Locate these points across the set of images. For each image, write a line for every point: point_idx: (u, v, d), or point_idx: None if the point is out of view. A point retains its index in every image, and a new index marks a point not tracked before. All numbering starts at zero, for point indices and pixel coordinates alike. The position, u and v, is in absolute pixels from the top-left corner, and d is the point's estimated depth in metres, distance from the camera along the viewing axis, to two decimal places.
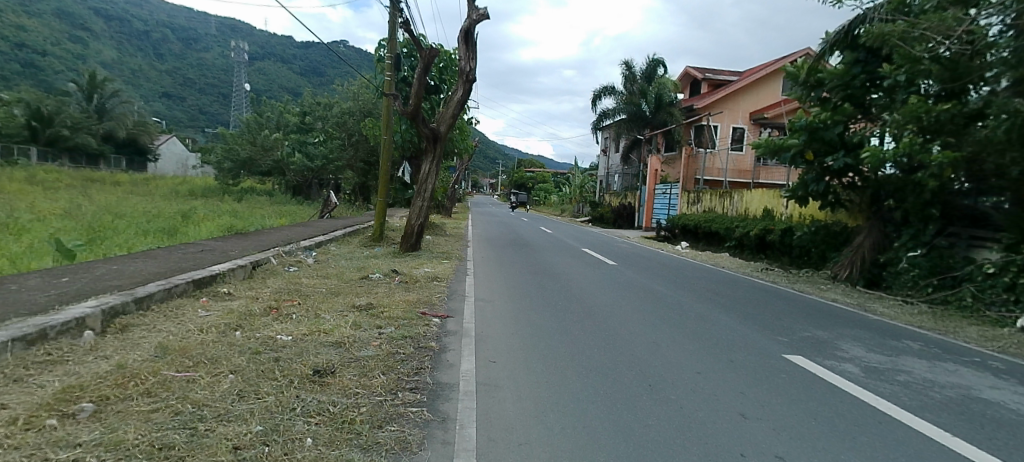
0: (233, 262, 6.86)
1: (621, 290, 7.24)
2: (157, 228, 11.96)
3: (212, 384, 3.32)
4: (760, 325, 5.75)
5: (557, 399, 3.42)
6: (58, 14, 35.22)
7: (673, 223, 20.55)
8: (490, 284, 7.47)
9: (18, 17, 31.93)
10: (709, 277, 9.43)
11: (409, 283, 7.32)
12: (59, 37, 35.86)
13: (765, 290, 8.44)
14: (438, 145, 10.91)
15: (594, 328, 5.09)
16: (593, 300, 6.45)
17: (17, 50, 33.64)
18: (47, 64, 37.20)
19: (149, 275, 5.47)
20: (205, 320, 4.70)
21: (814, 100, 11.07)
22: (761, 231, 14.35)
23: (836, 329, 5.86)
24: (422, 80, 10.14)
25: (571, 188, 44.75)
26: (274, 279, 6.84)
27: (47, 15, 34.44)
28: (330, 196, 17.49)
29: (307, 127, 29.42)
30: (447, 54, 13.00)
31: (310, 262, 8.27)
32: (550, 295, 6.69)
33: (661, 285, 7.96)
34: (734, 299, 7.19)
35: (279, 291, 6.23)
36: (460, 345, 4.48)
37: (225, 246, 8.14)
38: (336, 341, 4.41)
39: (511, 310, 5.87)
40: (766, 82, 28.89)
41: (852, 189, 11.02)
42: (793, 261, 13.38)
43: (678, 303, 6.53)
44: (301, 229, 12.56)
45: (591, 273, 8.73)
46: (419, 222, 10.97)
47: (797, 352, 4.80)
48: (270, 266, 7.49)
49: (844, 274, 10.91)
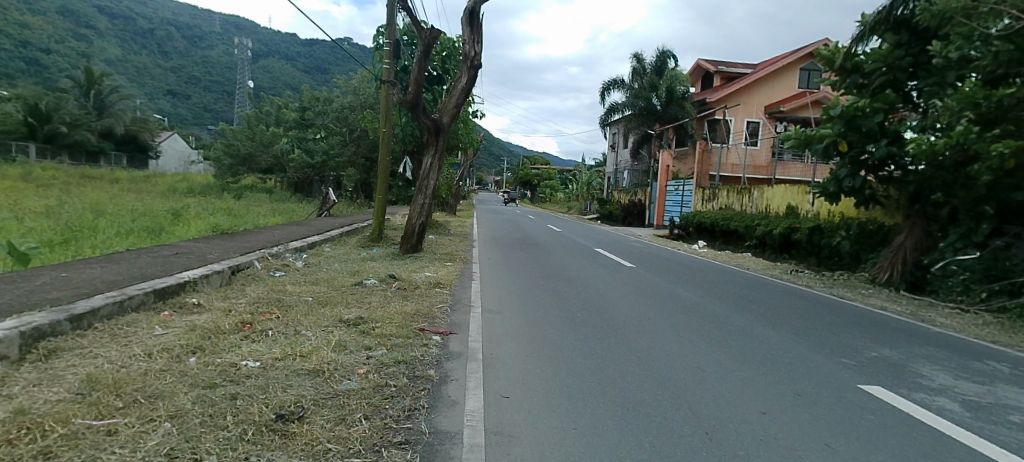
0: (208, 267, 6.07)
1: (647, 299, 6.48)
2: (141, 227, 11.22)
3: (137, 437, 2.44)
4: (816, 342, 4.92)
5: (589, 453, 2.59)
6: (63, 14, 35.84)
7: (687, 221, 19.72)
8: (501, 291, 6.71)
9: (22, 15, 31.52)
10: (737, 281, 8.62)
11: (406, 290, 6.51)
12: (64, 36, 35.95)
13: (804, 297, 7.61)
14: (441, 138, 10.06)
15: (623, 350, 4.30)
16: (618, 312, 5.67)
17: (23, 50, 33.56)
18: (52, 62, 36.89)
19: (98, 284, 4.67)
20: (157, 340, 3.87)
21: (850, 87, 10.32)
22: (785, 229, 13.51)
23: (904, 348, 5.00)
24: (423, 66, 9.29)
25: (579, 185, 43.97)
26: (254, 287, 6.05)
27: (52, 13, 34.64)
28: (329, 195, 16.76)
29: (307, 122, 28.72)
30: (449, 41, 12.19)
31: (299, 265, 7.48)
32: (568, 306, 5.88)
33: (690, 292, 7.15)
34: (773, 309, 6.38)
35: (257, 301, 5.41)
36: (465, 373, 3.67)
37: (205, 247, 7.37)
38: (311, 368, 3.57)
39: (523, 323, 5.11)
40: (781, 74, 27.88)
41: (889, 183, 10.31)
42: (821, 261, 12.54)
43: (713, 315, 5.74)
44: (296, 229, 11.79)
45: (609, 278, 7.93)
46: (420, 221, 10.11)
47: (872, 380, 3.95)
48: (252, 271, 6.71)
49: (883, 276, 10.12)
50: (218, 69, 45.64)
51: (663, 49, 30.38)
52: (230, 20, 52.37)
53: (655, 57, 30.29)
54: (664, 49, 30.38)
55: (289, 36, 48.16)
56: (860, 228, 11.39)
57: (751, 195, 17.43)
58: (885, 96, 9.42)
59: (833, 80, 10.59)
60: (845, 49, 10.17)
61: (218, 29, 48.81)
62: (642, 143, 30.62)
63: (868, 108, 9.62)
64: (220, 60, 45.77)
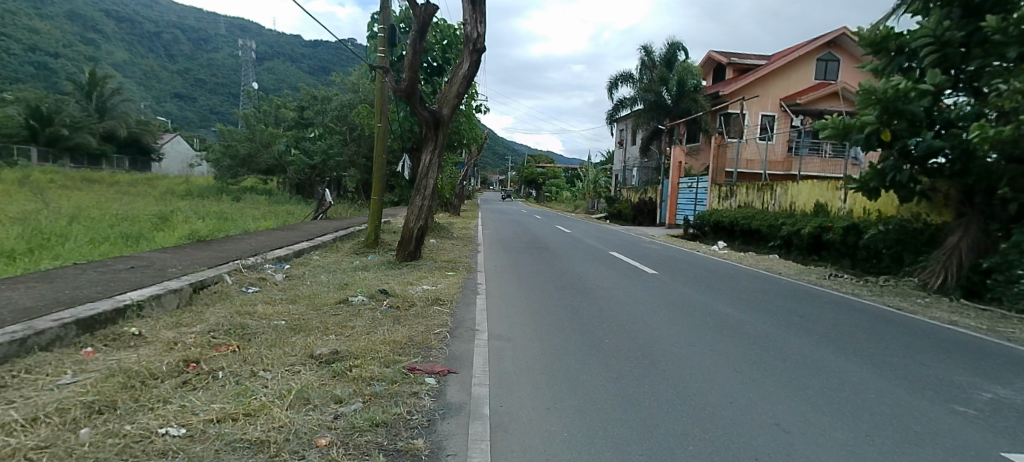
0: (164, 285, 5.12)
1: (682, 319, 5.56)
2: (118, 234, 10.26)
3: None
4: (904, 379, 3.96)
5: None
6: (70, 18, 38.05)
7: (703, 220, 18.67)
8: (512, 308, 5.80)
9: (30, 19, 33.31)
10: (773, 289, 7.68)
11: (399, 309, 5.54)
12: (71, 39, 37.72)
13: (853, 308, 6.70)
14: (440, 132, 9.08)
15: (675, 401, 3.34)
16: (655, 339, 4.75)
17: (29, 53, 34.70)
18: (59, 65, 38.07)
19: (4, 313, 3.72)
20: (54, 395, 2.86)
21: (895, 69, 9.28)
22: (815, 229, 12.47)
23: (1017, 384, 3.95)
24: (416, 48, 8.24)
25: (585, 184, 42.96)
26: (218, 308, 5.10)
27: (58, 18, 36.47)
28: (325, 196, 15.80)
29: (307, 122, 27.77)
30: (450, 28, 11.21)
31: (278, 279, 6.50)
32: (591, 330, 4.97)
33: (729, 307, 6.22)
34: (830, 329, 5.45)
35: (217, 328, 4.44)
36: (469, 443, 2.68)
37: (170, 258, 6.42)
38: (254, 439, 2.57)
39: (543, 357, 4.17)
40: (797, 65, 26.75)
41: (935, 176, 9.21)
42: (856, 264, 11.54)
43: (765, 341, 4.84)
44: (284, 234, 10.80)
45: (632, 289, 7.01)
46: (418, 226, 9.10)
47: (1015, 445, 2.89)
48: (220, 287, 5.75)
49: (934, 282, 9.08)
50: (223, 70, 47.14)
51: (672, 41, 29.26)
52: (236, 24, 55.20)
53: (665, 49, 29.16)
54: (673, 41, 29.26)
55: (293, 38, 47.95)
56: (903, 227, 10.35)
57: (774, 191, 16.39)
58: (934, 76, 8.39)
59: (876, 64, 9.58)
60: (888, 27, 9.19)
61: (223, 31, 51.99)
62: (652, 138, 29.48)
63: (915, 92, 8.51)
64: (225, 62, 47.38)
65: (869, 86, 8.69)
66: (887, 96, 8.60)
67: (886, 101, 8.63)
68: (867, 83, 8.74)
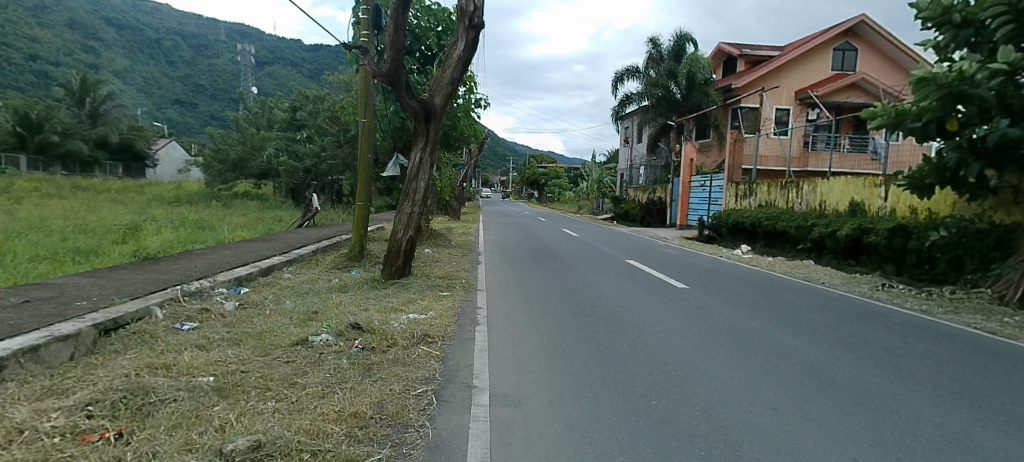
0: (50, 329, 3.80)
1: (743, 360, 4.26)
2: (70, 249, 9.05)
3: None
4: None
5: None
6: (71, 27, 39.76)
7: (720, 220, 17.38)
8: (522, 347, 4.54)
9: None
10: (832, 309, 6.41)
11: (373, 353, 4.26)
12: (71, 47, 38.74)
13: (938, 335, 5.40)
14: (431, 125, 7.77)
15: None
16: (720, 398, 3.46)
17: None
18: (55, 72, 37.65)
19: None
20: None
21: (961, 45, 7.78)
22: (854, 231, 11.15)
23: None
24: (401, 23, 6.90)
25: (589, 184, 41.75)
26: (126, 357, 3.79)
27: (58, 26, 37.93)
28: (311, 202, 14.48)
29: (298, 122, 26.10)
30: (444, 11, 9.96)
31: (226, 309, 5.24)
32: (631, 385, 3.68)
33: (793, 339, 4.93)
34: (937, 371, 4.13)
35: (101, 396, 3.09)
36: None
37: (92, 286, 5.16)
38: None
39: (570, 440, 2.84)
40: (813, 56, 25.51)
41: (1007, 167, 7.82)
42: (903, 269, 10.23)
43: (868, 399, 3.51)
44: (257, 247, 9.51)
45: (666, 314, 5.77)
46: (407, 237, 7.81)
47: None
48: (140, 326, 4.45)
49: (1010, 293, 7.67)
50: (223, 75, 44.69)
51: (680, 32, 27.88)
52: (234, 29, 54.20)
53: (672, 42, 27.83)
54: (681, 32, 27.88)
55: (292, 42, 47.06)
56: (963, 228, 9.01)
57: (800, 189, 15.06)
58: (1007, 53, 6.64)
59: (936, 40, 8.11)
60: None
61: (223, 35, 51.68)
62: (660, 135, 28.15)
63: (981, 73, 6.89)
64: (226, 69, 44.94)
65: (926, 71, 7.24)
66: (949, 81, 7.07)
67: (949, 87, 7.09)
68: (922, 70, 7.27)
